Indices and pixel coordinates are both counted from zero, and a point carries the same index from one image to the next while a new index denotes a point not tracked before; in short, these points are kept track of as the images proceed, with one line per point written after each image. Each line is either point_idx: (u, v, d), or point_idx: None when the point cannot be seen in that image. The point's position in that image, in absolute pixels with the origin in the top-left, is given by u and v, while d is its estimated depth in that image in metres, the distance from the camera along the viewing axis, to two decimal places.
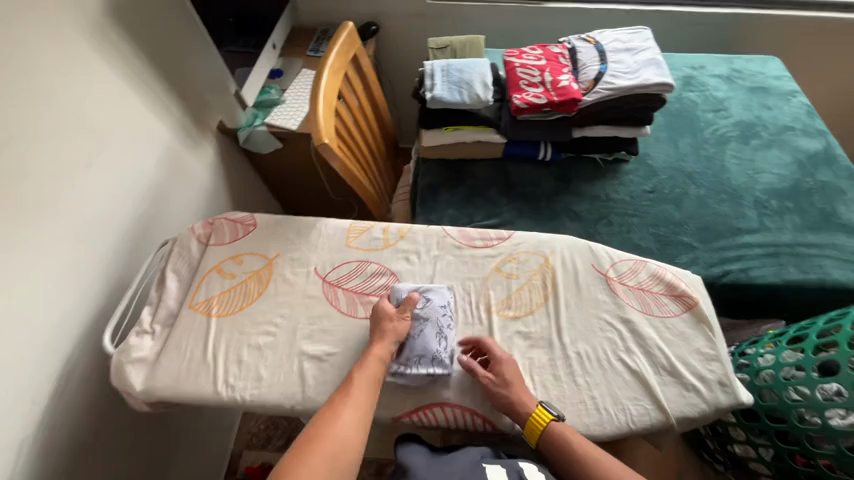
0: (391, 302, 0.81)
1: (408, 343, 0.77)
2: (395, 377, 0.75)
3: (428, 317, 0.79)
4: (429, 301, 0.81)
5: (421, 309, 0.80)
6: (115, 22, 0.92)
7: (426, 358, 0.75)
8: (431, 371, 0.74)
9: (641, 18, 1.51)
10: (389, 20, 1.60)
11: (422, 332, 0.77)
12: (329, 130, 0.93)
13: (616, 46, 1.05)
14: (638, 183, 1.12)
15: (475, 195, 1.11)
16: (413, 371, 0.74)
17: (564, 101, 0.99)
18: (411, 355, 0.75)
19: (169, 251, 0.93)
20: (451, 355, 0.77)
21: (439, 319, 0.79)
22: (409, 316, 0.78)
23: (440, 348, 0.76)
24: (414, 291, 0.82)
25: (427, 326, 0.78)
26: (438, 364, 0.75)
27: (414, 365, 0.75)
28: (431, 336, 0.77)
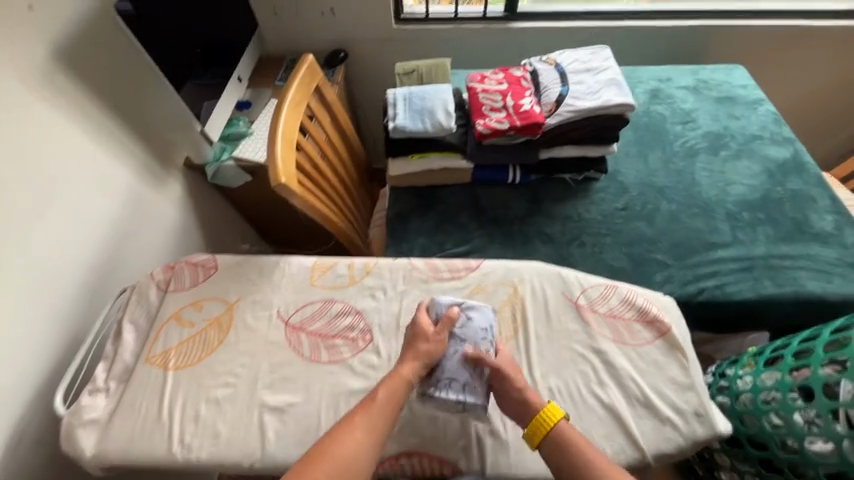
0: (430, 316, 0.77)
1: (442, 363, 0.73)
2: (422, 397, 0.73)
3: (466, 338, 0.74)
4: (470, 320, 0.76)
5: (460, 328, 0.75)
6: (65, 71, 0.91)
7: (457, 383, 0.71)
8: (462, 398, 0.71)
9: (605, 33, 1.53)
10: (358, 46, 1.60)
11: (458, 353, 0.73)
12: (288, 167, 0.91)
13: (577, 67, 1.05)
14: (609, 200, 1.11)
15: (446, 222, 1.09)
16: (442, 396, 0.71)
17: (527, 125, 0.98)
18: (442, 376, 0.72)
19: (127, 300, 0.90)
20: (484, 383, 0.72)
21: (478, 341, 0.74)
22: (446, 335, 0.75)
23: (475, 374, 0.72)
24: (455, 307, 0.77)
25: (462, 348, 0.74)
26: (470, 393, 0.71)
27: (443, 388, 0.71)
28: (467, 358, 0.73)
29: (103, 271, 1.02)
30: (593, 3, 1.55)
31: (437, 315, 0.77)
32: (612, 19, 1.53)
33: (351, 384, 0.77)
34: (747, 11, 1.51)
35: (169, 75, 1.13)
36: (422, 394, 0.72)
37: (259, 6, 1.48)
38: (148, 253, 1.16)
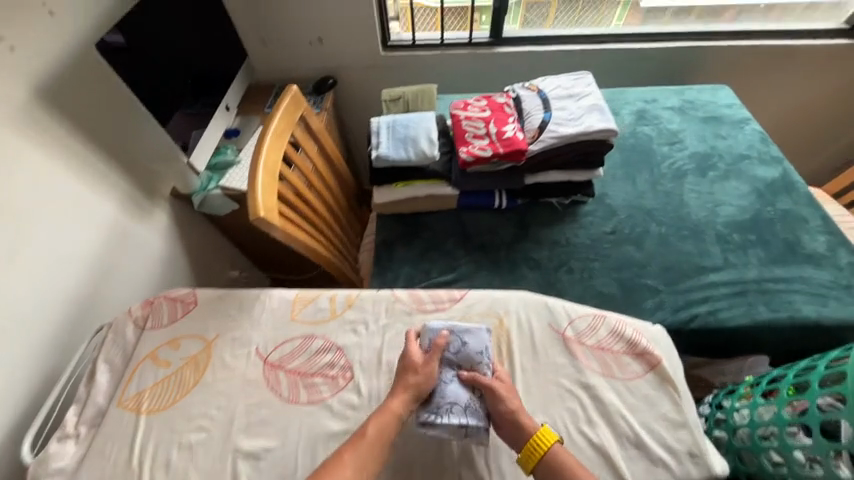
0: (423, 344, 0.76)
1: (440, 389, 0.72)
2: (425, 427, 0.70)
3: (462, 363, 0.75)
4: (465, 345, 0.76)
5: (455, 354, 0.75)
6: (48, 110, 0.91)
7: (458, 407, 0.71)
8: (464, 421, 0.69)
9: (591, 56, 1.56)
10: (347, 73, 1.62)
11: (455, 377, 0.73)
12: (269, 200, 0.90)
13: (559, 93, 1.05)
14: (598, 224, 1.09)
15: (432, 249, 1.07)
16: (444, 421, 0.69)
17: (510, 152, 0.98)
18: (442, 402, 0.71)
19: (104, 338, 0.88)
20: (483, 405, 0.72)
21: (474, 364, 0.74)
22: (441, 361, 0.75)
23: (474, 397, 0.72)
24: (448, 332, 0.77)
25: (459, 372, 0.74)
26: (471, 415, 0.70)
27: (445, 414, 0.70)
28: (465, 382, 0.73)
29: (81, 306, 1.00)
30: (581, 26, 1.58)
31: (430, 341, 0.76)
32: (596, 42, 1.55)
33: (330, 426, 0.74)
34: (730, 32, 1.53)
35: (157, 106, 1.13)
36: (422, 423, 0.70)
37: (248, 37, 1.50)
38: (131, 285, 1.14)
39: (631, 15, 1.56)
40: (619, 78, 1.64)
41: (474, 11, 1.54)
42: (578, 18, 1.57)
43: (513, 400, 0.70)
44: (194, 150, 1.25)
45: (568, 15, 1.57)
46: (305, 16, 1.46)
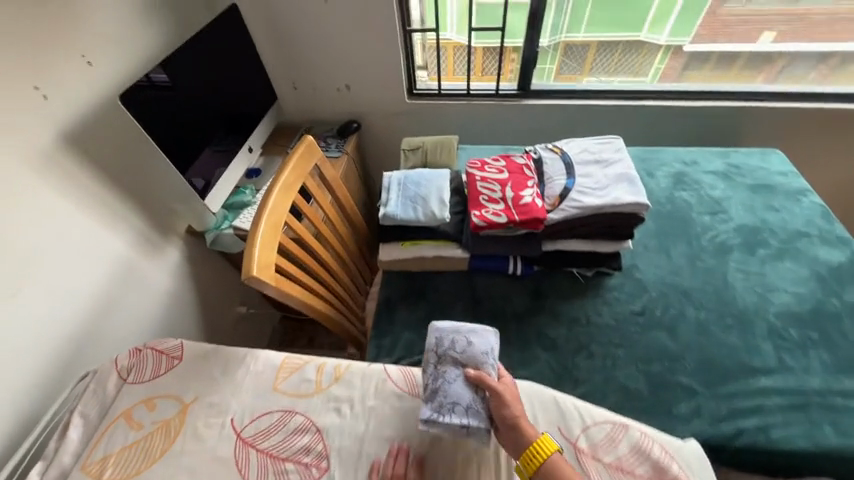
0: (431, 340, 0.75)
1: (444, 387, 0.70)
2: (426, 425, 0.67)
3: (468, 362, 0.72)
4: (470, 346, 0.73)
5: (461, 354, 0.72)
6: (72, 155, 0.93)
7: (460, 407, 0.68)
8: (465, 422, 0.67)
9: (624, 112, 1.55)
10: (372, 118, 1.64)
11: (459, 377, 0.70)
12: (266, 257, 0.85)
13: (585, 158, 0.98)
14: (624, 302, 0.97)
15: (436, 314, 0.99)
16: (445, 420, 0.67)
17: (527, 220, 0.89)
18: (444, 401, 0.68)
19: (86, 387, 0.85)
20: (486, 407, 0.69)
21: (480, 365, 0.71)
22: (447, 360, 0.72)
23: (477, 397, 0.69)
24: (455, 332, 0.74)
25: (464, 372, 0.71)
26: (473, 415, 0.67)
27: (447, 413, 0.67)
28: (469, 382, 0.70)
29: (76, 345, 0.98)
30: (619, 75, 1.56)
31: (436, 342, 0.75)
32: (616, 98, 1.54)
33: None
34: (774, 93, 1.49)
35: (188, 146, 1.16)
36: (424, 420, 0.68)
37: (280, 81, 1.56)
38: (132, 323, 1.13)
39: (675, 59, 1.51)
40: (647, 128, 1.61)
41: (508, 51, 1.52)
42: (617, 67, 1.54)
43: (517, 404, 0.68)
44: (216, 185, 1.26)
45: (606, 62, 1.54)
46: (334, 64, 1.49)
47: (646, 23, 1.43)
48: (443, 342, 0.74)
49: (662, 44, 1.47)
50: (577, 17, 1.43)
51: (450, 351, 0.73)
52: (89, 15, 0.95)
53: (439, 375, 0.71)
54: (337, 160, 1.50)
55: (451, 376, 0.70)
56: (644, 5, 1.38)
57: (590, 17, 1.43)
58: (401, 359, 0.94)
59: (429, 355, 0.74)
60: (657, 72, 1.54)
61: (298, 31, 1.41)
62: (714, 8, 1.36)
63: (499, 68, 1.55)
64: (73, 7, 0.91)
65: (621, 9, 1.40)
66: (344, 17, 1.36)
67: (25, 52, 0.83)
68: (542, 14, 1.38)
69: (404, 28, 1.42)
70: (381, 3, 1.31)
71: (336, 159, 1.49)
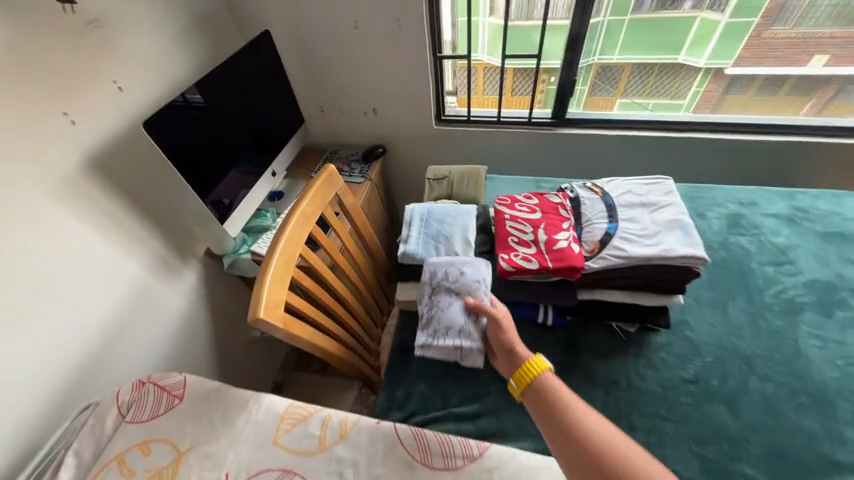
0: (427, 272, 0.84)
1: (438, 313, 0.78)
2: (423, 348, 0.77)
3: (460, 291, 0.80)
4: (463, 276, 0.81)
5: (454, 283, 0.81)
6: (94, 178, 0.93)
7: (453, 331, 0.76)
8: (458, 343, 0.75)
9: (663, 144, 1.47)
10: (399, 143, 1.62)
11: (453, 304, 0.78)
12: (275, 296, 0.80)
13: (629, 200, 0.89)
14: (673, 365, 0.84)
15: (455, 366, 0.91)
16: (439, 343, 0.76)
17: (560, 268, 0.80)
18: (439, 326, 0.77)
19: (84, 421, 0.81)
20: (481, 329, 0.77)
21: (473, 292, 0.79)
22: (440, 289, 0.81)
23: (468, 322, 0.77)
24: (448, 266, 0.83)
25: (458, 299, 0.79)
26: (466, 338, 0.75)
27: (441, 337, 0.76)
28: (460, 309, 0.78)
29: (83, 373, 0.95)
30: (653, 98, 1.49)
31: (430, 275, 0.83)
32: (657, 130, 1.48)
33: None
34: (829, 127, 1.39)
35: (213, 169, 1.15)
36: (421, 345, 0.77)
37: (308, 105, 1.56)
38: (142, 348, 1.10)
39: (715, 81, 1.42)
40: (691, 155, 1.49)
41: (542, 72, 1.45)
42: (650, 90, 1.47)
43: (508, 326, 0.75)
44: (239, 206, 1.25)
45: (640, 85, 1.47)
46: (362, 89, 1.47)
47: (686, 45, 1.35)
48: (437, 274, 0.83)
49: (700, 67, 1.39)
50: (611, 40, 1.36)
51: (443, 282, 0.82)
52: (120, 43, 0.96)
53: (433, 305, 0.80)
54: (360, 185, 1.46)
55: (444, 303, 0.79)
56: (683, 28, 1.31)
57: (625, 40, 1.36)
58: (414, 414, 0.85)
59: (424, 287, 0.83)
60: (697, 95, 1.46)
61: (326, 57, 1.40)
62: (759, 31, 1.27)
63: (532, 90, 1.48)
64: (104, 36, 0.92)
65: (658, 32, 1.32)
66: (373, 44, 1.33)
67: (52, 80, 0.83)
68: (584, 38, 1.31)
69: (435, 54, 1.39)
70: (412, 29, 1.28)
71: (359, 185, 1.45)
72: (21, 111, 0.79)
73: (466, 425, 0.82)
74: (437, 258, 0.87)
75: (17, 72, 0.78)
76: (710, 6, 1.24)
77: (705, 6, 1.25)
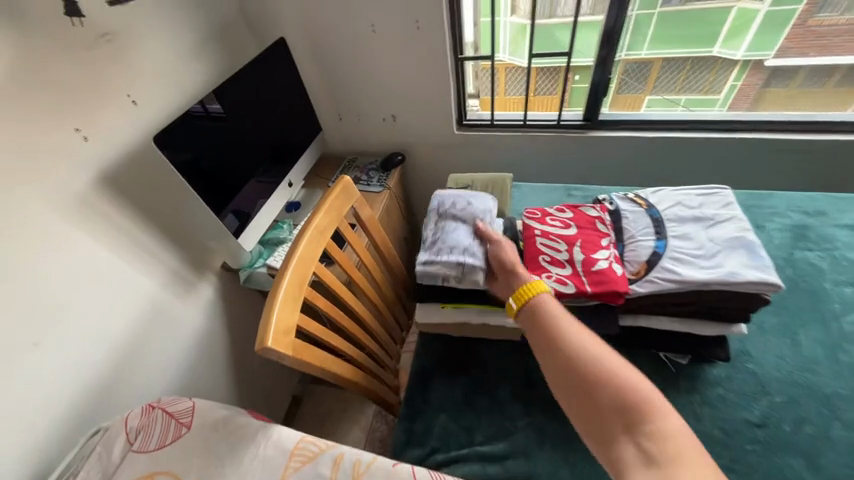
0: (435, 205, 0.93)
1: (444, 235, 0.86)
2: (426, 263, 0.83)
3: (465, 220, 0.88)
4: (469, 208, 0.90)
5: (460, 213, 0.89)
6: (108, 195, 0.91)
7: (457, 249, 0.82)
8: (462, 259, 0.80)
9: (709, 145, 1.34)
10: (419, 149, 1.55)
11: (458, 228, 0.86)
12: (285, 320, 0.74)
13: (680, 214, 0.81)
14: (735, 405, 0.73)
15: (479, 396, 0.83)
16: (443, 258, 0.81)
17: (601, 292, 0.72)
18: (444, 246, 0.84)
19: (93, 447, 0.78)
20: (484, 252, 0.82)
21: (477, 221, 0.87)
22: (448, 218, 0.89)
23: (472, 244, 0.83)
24: (456, 199, 0.93)
25: (463, 226, 0.87)
26: (469, 255, 0.81)
27: (446, 254, 0.82)
28: (464, 233, 0.85)
29: (97, 395, 0.92)
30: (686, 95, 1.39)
31: (438, 206, 0.93)
32: (703, 131, 1.34)
33: None
34: None
35: (233, 181, 1.13)
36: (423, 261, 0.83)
37: (326, 112, 1.52)
38: (159, 366, 1.07)
39: (754, 74, 1.32)
40: (739, 155, 1.35)
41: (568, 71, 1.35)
42: (684, 85, 1.37)
43: (509, 247, 0.80)
44: (256, 217, 1.21)
45: (672, 81, 1.37)
46: (379, 95, 1.42)
47: (721, 37, 1.25)
48: (444, 206, 0.92)
49: (737, 59, 1.29)
50: (640, 36, 1.25)
51: (449, 211, 0.90)
52: (132, 56, 0.94)
53: (439, 230, 0.87)
54: (378, 194, 1.40)
55: (451, 227, 0.87)
56: (719, 18, 1.21)
57: (655, 33, 1.26)
58: (435, 452, 0.77)
59: (431, 216, 0.91)
60: (733, 90, 1.35)
61: (343, 63, 1.35)
62: (805, 18, 1.18)
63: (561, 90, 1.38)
64: (115, 49, 0.90)
65: (692, 23, 1.23)
66: (391, 47, 1.27)
67: (62, 95, 0.81)
68: (619, 34, 1.19)
69: (456, 55, 1.31)
70: (432, 30, 1.21)
71: (376, 194, 1.39)
72: (32, 129, 0.77)
73: (493, 466, 0.74)
74: (445, 195, 0.96)
75: (26, 89, 0.76)
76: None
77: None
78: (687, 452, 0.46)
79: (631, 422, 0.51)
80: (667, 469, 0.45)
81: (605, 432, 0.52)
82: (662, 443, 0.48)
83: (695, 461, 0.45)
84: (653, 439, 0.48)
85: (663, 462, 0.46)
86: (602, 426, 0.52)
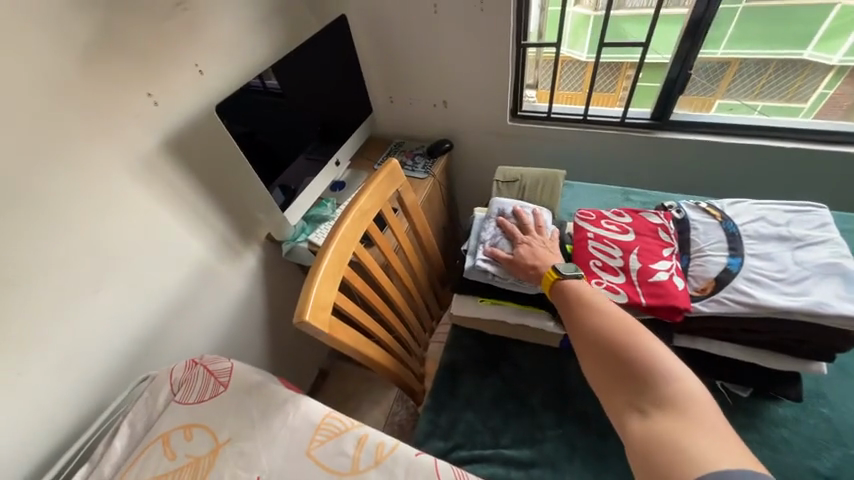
0: (494, 208, 0.94)
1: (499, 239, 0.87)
2: (485, 264, 0.84)
3: (521, 223, 0.88)
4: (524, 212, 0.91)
5: (518, 217, 0.90)
6: (170, 160, 0.96)
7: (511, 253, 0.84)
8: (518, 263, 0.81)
9: (798, 155, 1.19)
10: (467, 138, 1.51)
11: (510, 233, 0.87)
12: (324, 297, 0.75)
13: (760, 230, 0.73)
14: (802, 451, 0.64)
15: (509, 397, 0.81)
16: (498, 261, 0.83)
17: (659, 306, 0.66)
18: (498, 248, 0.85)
19: (142, 392, 0.84)
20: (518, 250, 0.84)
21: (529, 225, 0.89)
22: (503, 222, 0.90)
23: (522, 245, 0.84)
24: (516, 206, 0.93)
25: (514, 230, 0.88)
26: None
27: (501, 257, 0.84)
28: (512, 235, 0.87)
29: (147, 343, 1.00)
30: (765, 99, 1.24)
31: (497, 210, 0.93)
32: (790, 140, 1.20)
33: None
34: None
35: (285, 156, 1.15)
36: (481, 260, 0.84)
37: (378, 94, 1.51)
38: (203, 324, 1.14)
39: (850, 83, 1.15)
40: (828, 169, 1.20)
41: (626, 67, 1.27)
42: (763, 89, 1.22)
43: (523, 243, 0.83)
44: (302, 193, 1.24)
45: (749, 85, 1.22)
46: (432, 79, 1.39)
47: (816, 38, 1.10)
48: (504, 209, 0.93)
49: (831, 66, 1.14)
50: (718, 32, 1.12)
51: (509, 217, 0.91)
52: (203, 27, 0.97)
53: (496, 233, 0.88)
54: (422, 181, 1.38)
55: (509, 231, 0.86)
56: (817, 18, 1.07)
57: (736, 30, 1.11)
58: (458, 448, 0.76)
59: (490, 218, 0.92)
60: (822, 99, 1.19)
61: (400, 44, 1.33)
62: None
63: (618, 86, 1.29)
64: (189, 18, 0.93)
65: (781, 21, 1.09)
66: (451, 30, 1.23)
67: (138, 62, 0.86)
68: (710, 22, 1.06)
69: (518, 42, 1.25)
70: (495, 13, 1.15)
71: (420, 181, 1.38)
72: (111, 90, 0.82)
73: (517, 473, 0.71)
74: (504, 201, 0.96)
75: (108, 52, 0.81)
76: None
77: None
78: (693, 415, 0.48)
79: (641, 383, 0.53)
80: (667, 425, 0.48)
81: (614, 391, 0.55)
82: (674, 411, 0.49)
83: (699, 425, 0.47)
84: (663, 403, 0.50)
85: (665, 420, 0.48)
86: (617, 390, 0.55)
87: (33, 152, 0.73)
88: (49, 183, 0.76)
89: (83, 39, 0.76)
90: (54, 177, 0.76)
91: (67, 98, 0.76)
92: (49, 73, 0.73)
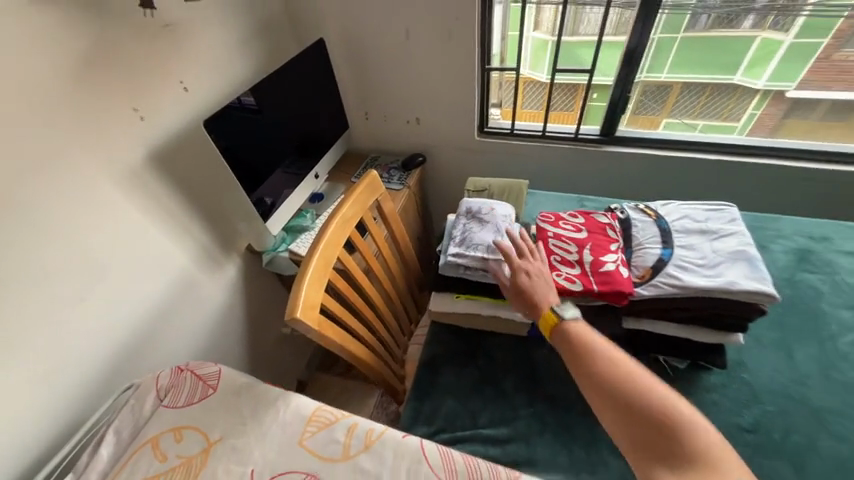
0: (463, 209, 1.04)
1: (471, 234, 0.96)
2: (456, 256, 0.92)
3: (490, 221, 0.98)
4: (494, 212, 1.01)
5: (488, 216, 1.00)
6: (154, 172, 0.99)
7: (483, 247, 0.92)
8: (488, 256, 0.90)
9: (721, 166, 1.39)
10: (439, 152, 1.62)
11: (482, 230, 0.96)
12: (313, 298, 0.81)
13: (686, 226, 0.87)
14: (729, 410, 0.76)
15: (485, 383, 0.89)
16: (470, 254, 0.91)
17: (607, 291, 0.77)
18: (471, 243, 0.94)
19: (126, 400, 0.84)
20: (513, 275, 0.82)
21: (499, 223, 0.98)
22: (474, 220, 1.00)
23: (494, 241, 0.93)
24: (485, 206, 1.03)
25: (487, 228, 0.97)
26: (493, 252, 0.91)
27: (473, 249, 0.92)
28: (485, 232, 0.96)
29: (128, 354, 0.99)
30: (704, 119, 1.44)
31: (466, 210, 1.03)
32: (714, 152, 1.40)
33: None
34: None
35: (266, 168, 1.21)
36: (453, 254, 0.93)
37: (353, 110, 1.60)
38: (183, 335, 1.14)
39: (774, 104, 1.36)
40: (747, 179, 1.40)
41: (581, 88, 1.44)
42: (702, 110, 1.42)
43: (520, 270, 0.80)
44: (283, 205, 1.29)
45: (690, 105, 1.42)
46: (405, 98, 1.49)
47: (743, 66, 1.30)
48: (473, 209, 1.03)
49: (757, 90, 1.34)
50: (660, 60, 1.32)
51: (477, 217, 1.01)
52: (188, 46, 1.02)
53: (466, 229, 0.98)
54: (398, 192, 1.46)
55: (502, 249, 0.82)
56: (740, 48, 1.26)
57: (675, 58, 1.32)
58: (440, 432, 0.82)
59: (460, 218, 1.02)
60: (751, 118, 1.40)
61: (375, 65, 1.43)
62: (828, 53, 1.22)
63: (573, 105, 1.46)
64: (175, 38, 0.98)
65: (715, 50, 1.28)
66: (423, 54, 1.35)
67: (127, 78, 0.90)
68: (642, 54, 1.26)
69: (483, 66, 1.39)
70: (463, 40, 1.28)
71: (397, 192, 1.46)
72: (100, 104, 0.85)
73: (495, 449, 0.78)
74: (473, 202, 1.06)
75: (98, 68, 0.84)
76: (772, 26, 1.20)
77: (767, 25, 1.20)
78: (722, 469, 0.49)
79: (667, 436, 0.53)
80: None
81: (642, 447, 0.53)
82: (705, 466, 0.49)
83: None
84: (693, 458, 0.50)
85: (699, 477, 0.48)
86: (644, 446, 0.53)
87: (23, 162, 0.75)
88: (36, 193, 0.77)
89: (75, 54, 0.80)
90: (40, 188, 0.78)
91: (59, 110, 0.79)
92: (40, 86, 0.76)
